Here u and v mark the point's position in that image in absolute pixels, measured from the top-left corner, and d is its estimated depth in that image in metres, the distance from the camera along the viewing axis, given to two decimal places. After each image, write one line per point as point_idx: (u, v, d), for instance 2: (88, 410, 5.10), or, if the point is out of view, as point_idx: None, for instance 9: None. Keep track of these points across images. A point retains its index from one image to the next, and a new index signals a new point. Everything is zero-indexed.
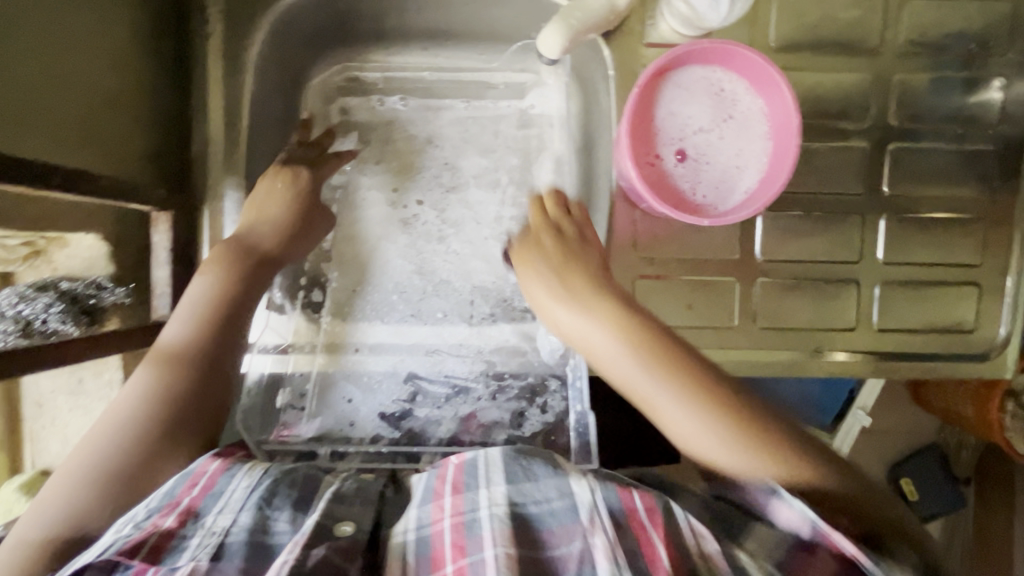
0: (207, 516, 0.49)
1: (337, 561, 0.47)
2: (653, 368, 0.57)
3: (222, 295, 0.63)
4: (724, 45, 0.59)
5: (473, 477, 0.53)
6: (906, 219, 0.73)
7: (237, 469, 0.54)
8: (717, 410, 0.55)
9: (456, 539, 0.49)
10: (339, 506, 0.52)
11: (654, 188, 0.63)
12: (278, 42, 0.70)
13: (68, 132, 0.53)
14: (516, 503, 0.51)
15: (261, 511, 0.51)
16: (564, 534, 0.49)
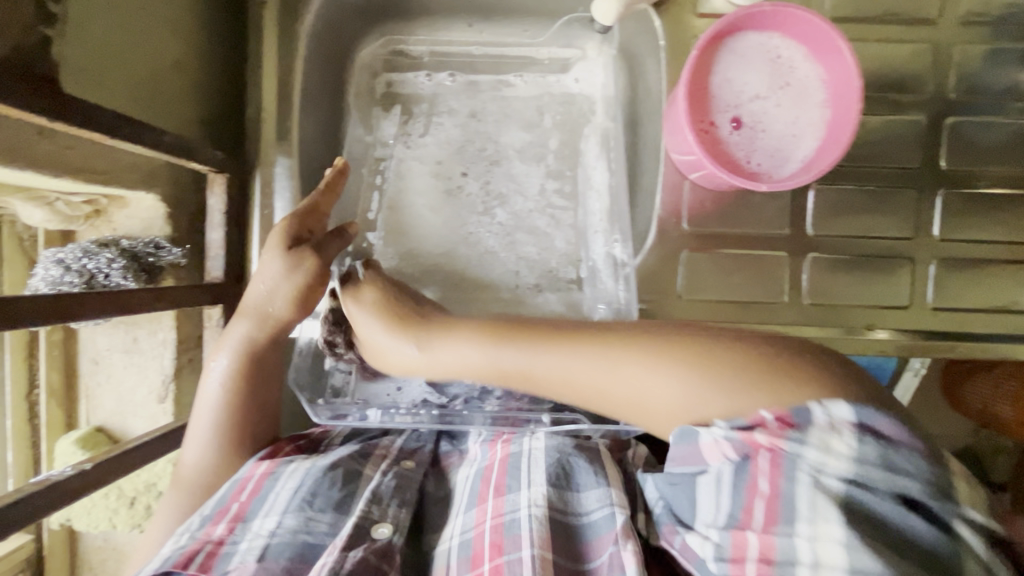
0: (253, 520, 0.51)
1: (373, 561, 0.48)
2: (504, 351, 0.53)
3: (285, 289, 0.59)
4: (782, 8, 0.58)
5: (516, 479, 0.54)
6: (964, 195, 0.71)
7: (281, 471, 0.55)
8: (664, 356, 0.46)
9: (493, 539, 0.49)
10: (376, 506, 0.53)
11: (709, 154, 0.62)
12: (332, 12, 0.72)
13: (132, 94, 0.57)
14: (554, 508, 0.51)
15: (305, 512, 0.52)
16: (602, 543, 0.49)
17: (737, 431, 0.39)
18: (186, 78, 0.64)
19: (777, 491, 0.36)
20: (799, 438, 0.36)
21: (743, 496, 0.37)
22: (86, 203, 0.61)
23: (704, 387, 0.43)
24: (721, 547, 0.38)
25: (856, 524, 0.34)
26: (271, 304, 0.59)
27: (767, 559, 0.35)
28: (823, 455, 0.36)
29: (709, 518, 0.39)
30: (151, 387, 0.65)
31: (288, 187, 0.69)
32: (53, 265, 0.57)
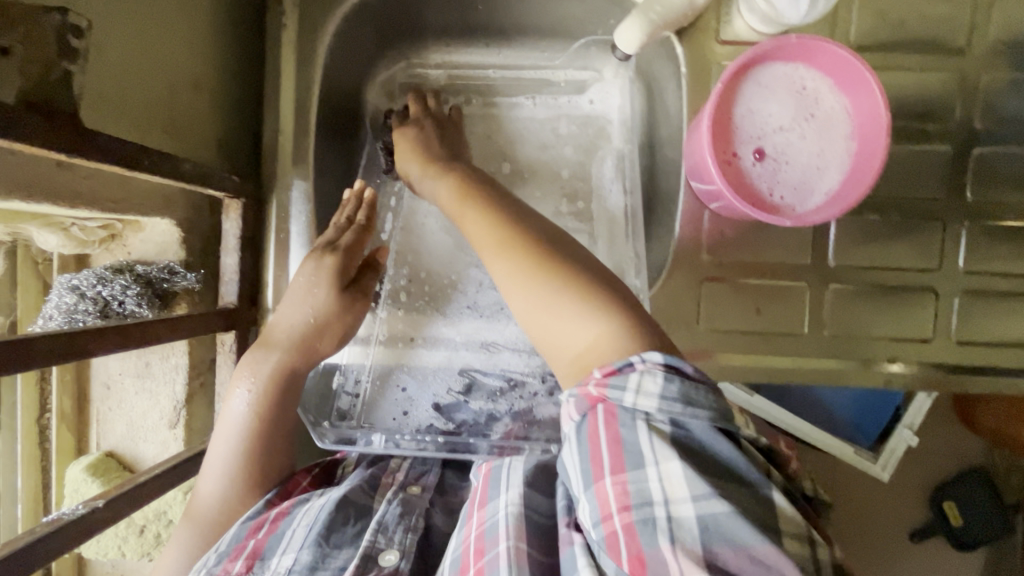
0: (272, 557, 0.50)
1: None
2: (460, 212, 0.56)
3: (326, 324, 0.62)
4: (808, 41, 0.57)
5: (498, 487, 0.46)
6: (990, 226, 0.69)
7: (298, 508, 0.54)
8: (508, 253, 0.48)
9: (476, 545, 0.42)
10: (382, 535, 0.51)
11: (732, 187, 0.61)
12: (348, 34, 0.71)
13: (152, 119, 0.56)
14: (531, 510, 0.44)
15: (321, 548, 0.50)
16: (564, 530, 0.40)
17: (577, 390, 0.38)
18: (204, 101, 0.64)
19: (619, 441, 0.35)
20: (621, 382, 0.36)
21: (591, 452, 0.36)
22: (101, 228, 0.61)
23: (522, 279, 0.45)
24: (591, 509, 0.35)
25: (681, 454, 0.34)
26: (321, 339, 0.61)
27: (627, 508, 0.33)
28: (649, 397, 0.35)
29: (575, 480, 0.36)
30: (162, 412, 0.65)
31: (303, 210, 0.69)
32: (68, 292, 0.58)
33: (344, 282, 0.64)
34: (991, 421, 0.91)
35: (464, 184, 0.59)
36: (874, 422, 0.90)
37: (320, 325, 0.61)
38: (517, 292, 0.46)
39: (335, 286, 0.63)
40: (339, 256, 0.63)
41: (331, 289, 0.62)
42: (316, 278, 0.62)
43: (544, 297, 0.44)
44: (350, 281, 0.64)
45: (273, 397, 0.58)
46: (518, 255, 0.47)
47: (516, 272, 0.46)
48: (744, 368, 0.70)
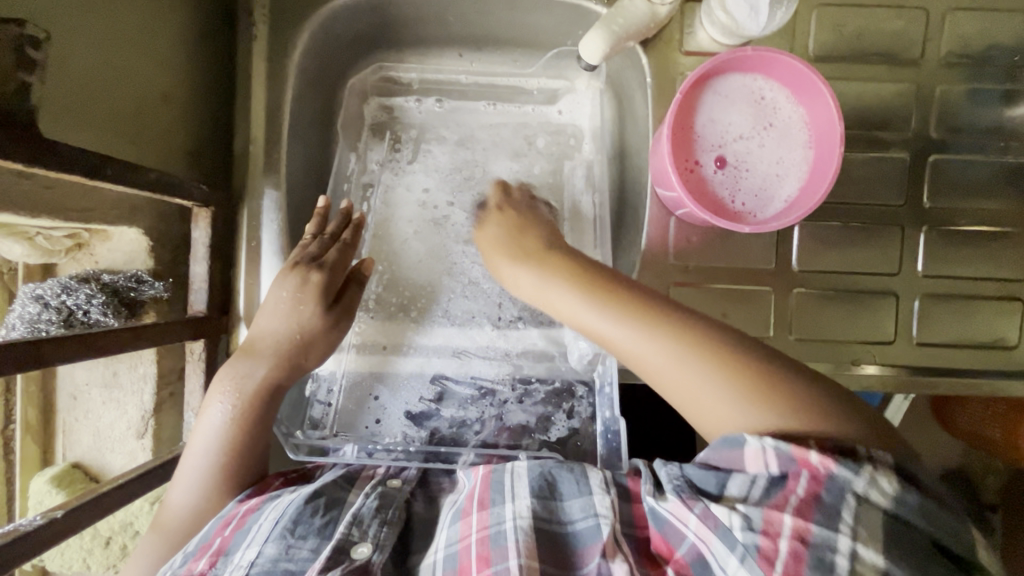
0: (235, 552, 0.49)
1: None
2: (588, 295, 0.56)
3: (305, 339, 0.60)
4: (765, 53, 0.59)
5: (500, 493, 0.52)
6: (947, 231, 0.71)
7: (267, 503, 0.53)
8: (632, 309, 0.53)
9: (480, 552, 0.48)
10: (357, 528, 0.51)
11: (694, 194, 0.63)
12: (320, 44, 0.72)
13: (117, 129, 0.58)
14: (543, 521, 0.50)
15: (286, 541, 0.49)
16: (590, 551, 0.48)
17: (790, 446, 0.42)
18: (175, 110, 0.64)
19: (812, 503, 0.40)
20: (846, 464, 0.40)
21: (781, 495, 0.41)
22: (68, 237, 0.61)
23: (656, 340, 0.51)
24: (749, 519, 0.41)
25: (879, 533, 0.39)
26: (307, 351, 0.61)
27: (802, 539, 0.39)
28: (858, 478, 0.40)
29: (736, 499, 0.43)
30: (130, 422, 0.64)
31: (275, 219, 0.68)
32: (31, 302, 0.59)
33: (332, 297, 0.63)
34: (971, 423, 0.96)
35: (579, 280, 0.58)
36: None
37: (306, 337, 0.61)
38: (648, 342, 0.51)
39: (324, 302, 0.62)
40: (322, 275, 0.62)
41: (318, 301, 0.62)
42: (303, 288, 0.61)
43: (706, 375, 0.49)
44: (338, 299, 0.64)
45: (250, 404, 0.57)
46: (660, 327, 0.51)
47: (639, 323, 0.52)
48: None
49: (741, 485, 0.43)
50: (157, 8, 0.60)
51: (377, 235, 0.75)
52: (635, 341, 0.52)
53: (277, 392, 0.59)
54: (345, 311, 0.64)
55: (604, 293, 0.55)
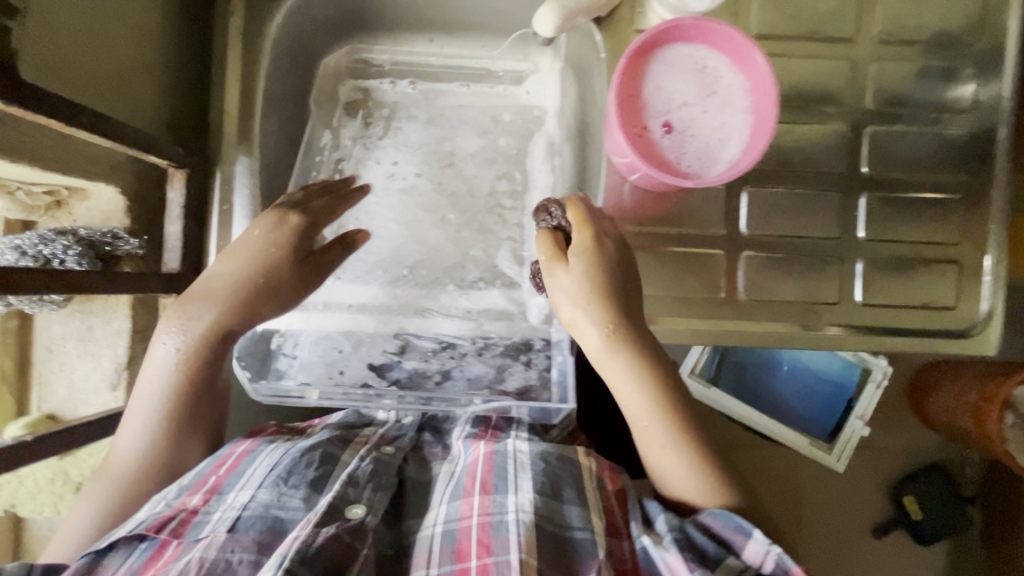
0: (229, 492, 0.56)
1: (345, 539, 0.52)
2: (652, 399, 0.64)
3: (275, 278, 0.65)
4: (702, 23, 0.64)
5: (503, 480, 0.57)
6: (884, 198, 0.76)
7: (260, 451, 0.60)
8: (674, 425, 0.64)
9: (481, 537, 0.53)
10: (352, 489, 0.56)
11: (643, 157, 0.67)
12: (294, 23, 0.76)
13: (103, 91, 0.61)
14: (541, 515, 0.55)
15: (279, 488, 0.55)
16: (589, 566, 0.53)
17: (792, 563, 0.54)
18: (155, 78, 0.68)
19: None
20: None
21: None
22: (47, 193, 0.64)
23: (675, 450, 0.64)
24: None
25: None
26: (268, 296, 0.64)
27: None
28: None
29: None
30: (104, 375, 0.67)
31: (248, 185, 0.72)
32: (9, 250, 0.61)
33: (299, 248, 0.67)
34: (948, 414, 1.04)
35: (659, 387, 0.64)
36: (830, 411, 1.06)
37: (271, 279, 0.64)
38: (669, 448, 0.64)
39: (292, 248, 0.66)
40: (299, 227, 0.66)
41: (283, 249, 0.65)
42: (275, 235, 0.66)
43: (676, 459, 0.64)
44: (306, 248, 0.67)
45: (199, 345, 0.61)
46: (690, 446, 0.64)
47: (672, 435, 0.64)
48: (665, 331, 0.75)
49: (737, 565, 0.55)
50: None
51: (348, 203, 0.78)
52: (664, 444, 0.64)
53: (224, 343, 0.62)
54: (315, 264, 0.68)
55: (665, 405, 0.64)
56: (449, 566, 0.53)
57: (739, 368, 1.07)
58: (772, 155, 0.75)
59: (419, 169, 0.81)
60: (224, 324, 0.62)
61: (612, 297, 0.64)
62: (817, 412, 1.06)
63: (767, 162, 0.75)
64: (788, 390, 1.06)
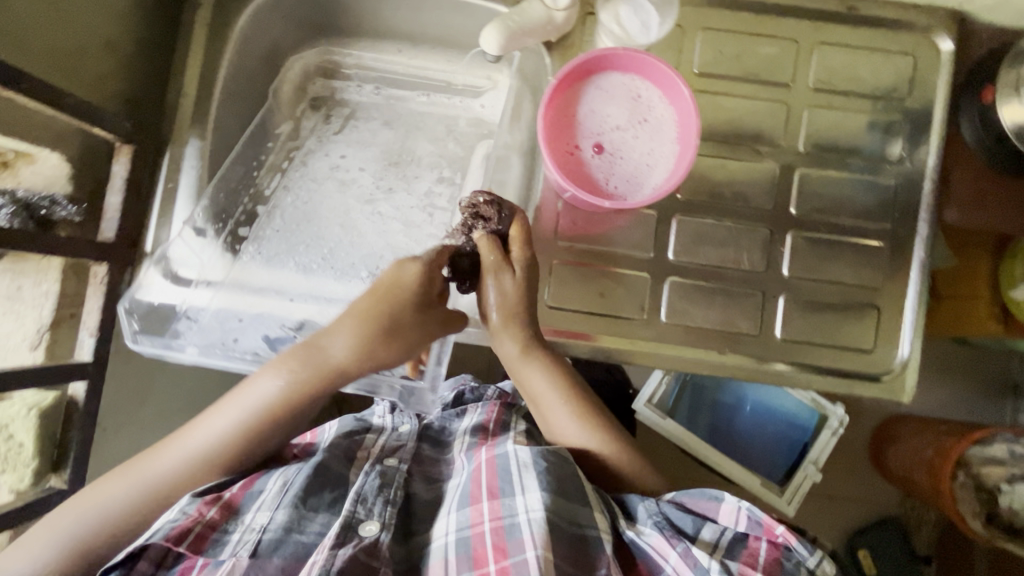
0: (246, 514, 0.63)
1: (363, 558, 0.60)
2: (558, 391, 0.71)
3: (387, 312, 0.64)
4: (636, 54, 0.67)
5: (509, 484, 0.65)
6: (811, 238, 0.78)
7: (271, 474, 0.68)
8: (577, 407, 0.72)
9: (497, 542, 0.61)
10: (363, 506, 0.65)
11: (571, 175, 0.69)
12: (263, 20, 0.80)
13: (57, 62, 0.66)
14: (550, 513, 0.61)
15: (298, 510, 0.63)
16: (600, 561, 0.60)
17: (761, 515, 0.59)
18: (116, 57, 0.72)
19: (776, 564, 0.57)
20: (805, 544, 0.56)
21: (745, 554, 0.58)
22: None
23: (584, 433, 0.72)
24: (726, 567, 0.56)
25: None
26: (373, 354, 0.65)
27: None
28: (811, 557, 0.56)
29: (707, 543, 0.60)
30: (25, 335, 0.69)
31: (195, 166, 0.75)
32: None
33: (433, 295, 0.66)
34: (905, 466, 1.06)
35: (562, 379, 0.71)
36: (784, 454, 1.06)
37: (395, 322, 0.64)
38: (577, 431, 0.72)
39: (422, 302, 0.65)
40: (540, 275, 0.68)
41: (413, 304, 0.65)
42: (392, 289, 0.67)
43: (591, 437, 0.72)
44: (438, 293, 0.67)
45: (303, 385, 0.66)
46: (595, 424, 0.72)
47: (578, 420, 0.72)
48: (586, 346, 0.77)
49: (714, 532, 0.60)
50: None
51: (287, 189, 0.80)
52: (571, 429, 0.72)
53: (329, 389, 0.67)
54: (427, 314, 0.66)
55: (569, 393, 0.72)
56: (468, 572, 0.61)
57: (717, 407, 1.08)
58: (703, 186, 0.78)
59: (359, 164, 0.83)
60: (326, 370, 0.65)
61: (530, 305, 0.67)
62: (779, 458, 1.06)
63: (698, 193, 0.78)
64: (751, 435, 1.07)
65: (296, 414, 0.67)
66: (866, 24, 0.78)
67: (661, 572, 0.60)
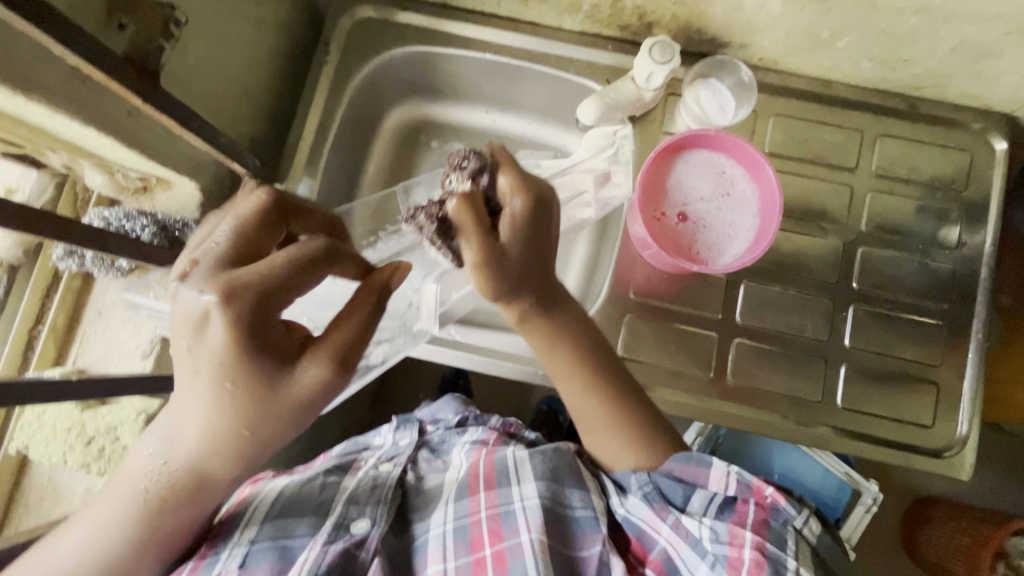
0: (234, 532, 0.66)
1: (352, 551, 0.65)
2: (568, 365, 0.68)
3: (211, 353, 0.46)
4: (724, 136, 0.74)
5: (503, 477, 0.71)
6: (871, 311, 0.82)
7: (258, 493, 0.72)
8: (591, 383, 0.69)
9: (493, 527, 0.67)
10: (353, 507, 0.70)
11: (657, 237, 0.75)
12: (376, 79, 0.89)
13: (209, 104, 0.72)
14: (542, 498, 0.68)
15: (282, 521, 0.68)
16: (591, 538, 0.66)
17: (750, 478, 0.62)
18: (247, 103, 0.79)
19: (764, 524, 0.59)
20: (790, 504, 0.60)
21: (736, 515, 0.60)
22: (139, 179, 0.72)
23: (599, 418, 0.69)
24: (718, 532, 0.59)
25: (810, 558, 0.59)
26: (254, 442, 0.50)
27: (761, 551, 0.57)
28: (797, 515, 0.60)
29: (697, 510, 0.62)
30: (139, 343, 0.72)
31: None
32: (98, 221, 0.69)
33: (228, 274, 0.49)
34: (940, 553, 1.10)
35: (575, 350, 0.68)
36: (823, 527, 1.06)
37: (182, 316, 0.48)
38: (593, 414, 0.69)
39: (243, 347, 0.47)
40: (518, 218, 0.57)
41: (281, 412, 0.49)
42: (226, 373, 0.47)
43: (612, 439, 0.70)
44: (263, 331, 0.47)
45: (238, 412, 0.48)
46: (612, 405, 0.69)
47: (592, 399, 0.69)
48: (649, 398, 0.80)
49: (704, 496, 0.63)
50: (260, 30, 0.78)
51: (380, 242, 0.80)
52: (586, 412, 0.70)
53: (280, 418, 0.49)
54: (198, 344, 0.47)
55: (581, 367, 0.68)
56: (466, 556, 0.67)
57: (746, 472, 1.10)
58: (771, 256, 0.83)
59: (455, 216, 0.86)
60: (248, 446, 0.50)
61: (365, 315, 0.52)
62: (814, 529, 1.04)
63: (766, 262, 0.83)
64: None
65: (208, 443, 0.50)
66: (925, 121, 0.85)
67: (655, 545, 0.64)
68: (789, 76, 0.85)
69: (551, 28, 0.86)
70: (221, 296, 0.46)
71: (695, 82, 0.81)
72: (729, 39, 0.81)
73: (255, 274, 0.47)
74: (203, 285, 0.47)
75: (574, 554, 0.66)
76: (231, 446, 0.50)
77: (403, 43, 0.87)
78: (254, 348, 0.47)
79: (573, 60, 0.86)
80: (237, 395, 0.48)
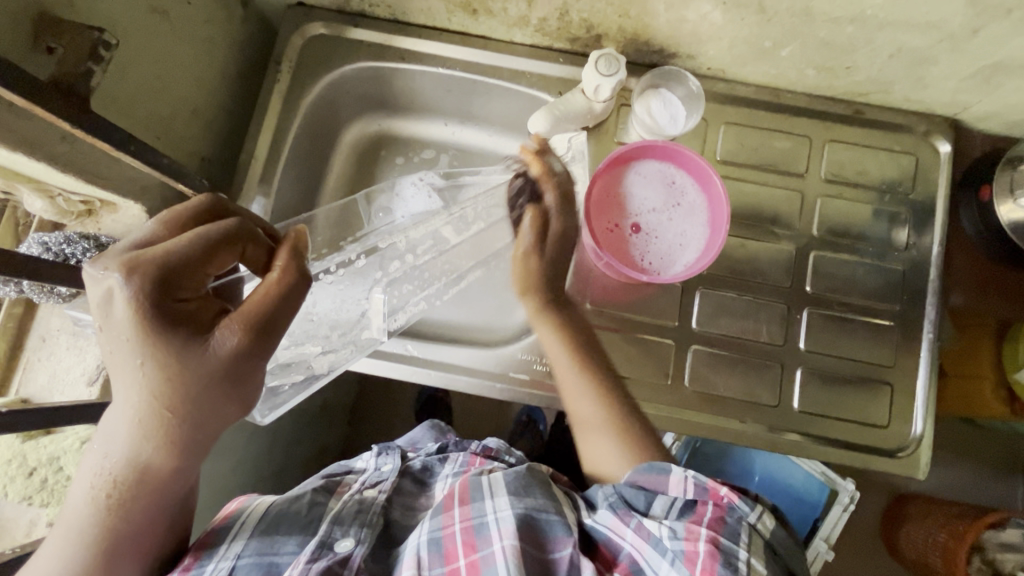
0: (219, 546, 0.65)
1: (334, 568, 0.63)
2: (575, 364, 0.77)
3: (126, 331, 0.44)
4: (670, 146, 0.74)
5: (480, 492, 0.70)
6: (826, 315, 0.83)
7: (248, 506, 0.71)
8: (603, 397, 0.75)
9: (466, 539, 0.66)
10: (339, 527, 0.68)
11: (610, 250, 0.76)
12: (330, 96, 0.89)
13: (154, 126, 0.71)
14: (518, 509, 0.68)
15: (268, 538, 0.66)
16: (562, 542, 0.65)
17: (706, 479, 0.62)
18: (197, 123, 0.79)
19: (722, 519, 0.58)
20: (745, 500, 0.60)
21: (693, 514, 0.60)
22: (82, 203, 0.71)
23: (604, 435, 0.74)
24: (674, 530, 0.59)
25: (764, 553, 0.58)
26: (187, 428, 0.47)
27: (715, 544, 0.56)
28: (751, 512, 0.59)
29: (658, 512, 0.62)
30: (84, 370, 0.71)
31: None
32: (36, 245, 0.67)
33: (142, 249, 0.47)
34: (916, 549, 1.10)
35: (584, 360, 0.77)
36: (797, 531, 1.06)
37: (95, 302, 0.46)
38: (610, 439, 0.73)
39: (151, 308, 0.44)
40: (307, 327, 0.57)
41: (202, 388, 0.45)
42: (138, 352, 0.44)
43: (612, 445, 0.73)
44: (173, 291, 0.45)
45: (171, 394, 0.45)
46: (621, 429, 0.74)
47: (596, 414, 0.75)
48: None
49: (664, 501, 0.63)
50: (208, 50, 0.78)
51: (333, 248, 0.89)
52: (603, 436, 0.74)
53: (219, 395, 0.46)
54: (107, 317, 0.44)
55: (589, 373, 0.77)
56: (440, 567, 0.66)
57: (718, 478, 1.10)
58: (726, 262, 0.84)
59: (427, 221, 0.86)
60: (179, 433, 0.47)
61: (285, 279, 0.49)
62: None
63: (721, 269, 0.83)
64: None
65: (144, 439, 0.47)
66: (871, 126, 0.87)
67: (621, 551, 0.63)
68: (737, 85, 0.87)
69: (503, 42, 0.87)
70: (124, 271, 0.43)
71: (645, 93, 0.82)
72: (676, 50, 0.82)
73: (161, 250, 0.44)
74: (106, 261, 0.44)
75: (546, 558, 0.65)
76: (168, 435, 0.47)
77: (355, 58, 0.87)
78: (167, 324, 0.44)
79: (525, 73, 0.86)
80: (162, 379, 0.45)
